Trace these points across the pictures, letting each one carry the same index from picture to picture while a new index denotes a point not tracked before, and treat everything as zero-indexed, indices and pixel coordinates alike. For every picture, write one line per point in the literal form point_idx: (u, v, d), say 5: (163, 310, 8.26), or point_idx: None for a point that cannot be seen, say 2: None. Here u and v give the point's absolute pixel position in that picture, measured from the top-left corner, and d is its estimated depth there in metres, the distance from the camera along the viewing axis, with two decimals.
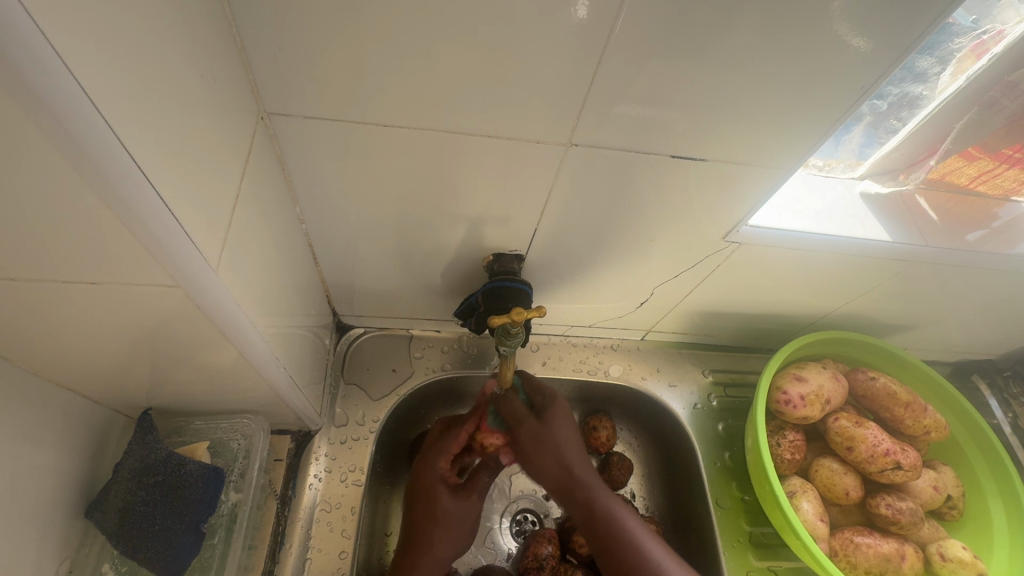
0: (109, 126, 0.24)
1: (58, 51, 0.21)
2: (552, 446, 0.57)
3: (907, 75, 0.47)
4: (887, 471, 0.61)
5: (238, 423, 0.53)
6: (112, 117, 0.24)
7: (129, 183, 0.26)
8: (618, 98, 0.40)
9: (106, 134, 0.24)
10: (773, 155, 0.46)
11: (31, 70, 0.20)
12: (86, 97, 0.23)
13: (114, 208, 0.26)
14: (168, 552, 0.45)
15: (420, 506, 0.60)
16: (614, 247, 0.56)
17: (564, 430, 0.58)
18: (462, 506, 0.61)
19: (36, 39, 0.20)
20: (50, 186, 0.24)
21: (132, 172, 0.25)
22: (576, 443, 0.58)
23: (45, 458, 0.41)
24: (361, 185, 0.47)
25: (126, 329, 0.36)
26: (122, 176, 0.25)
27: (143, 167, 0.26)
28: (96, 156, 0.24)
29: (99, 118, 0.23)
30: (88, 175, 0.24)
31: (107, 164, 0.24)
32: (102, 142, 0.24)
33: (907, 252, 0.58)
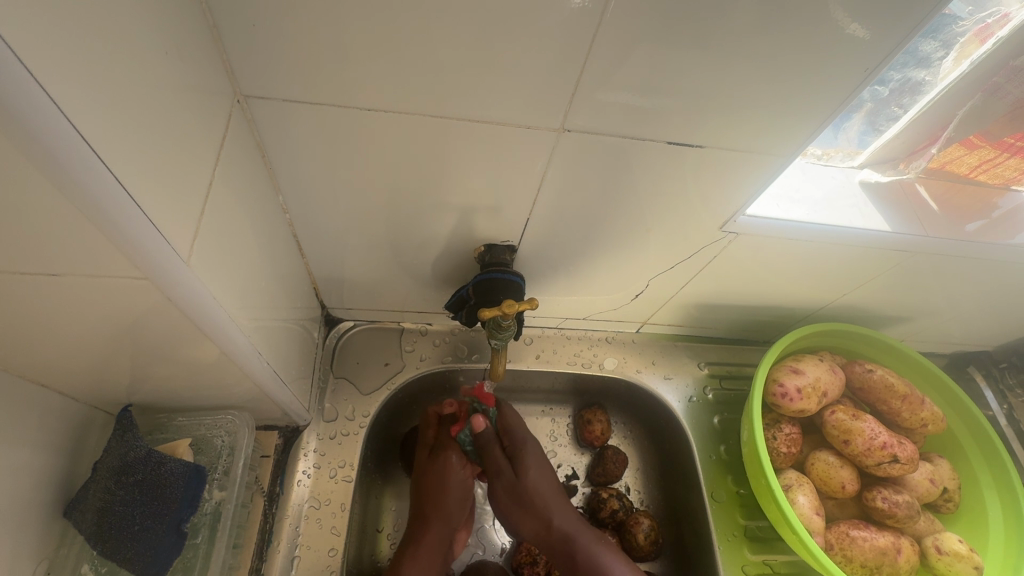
0: (60, 108, 0.22)
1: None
2: (533, 500, 0.59)
3: (910, 60, 0.46)
4: (883, 464, 0.61)
5: (222, 419, 0.52)
6: (68, 102, 0.22)
7: (84, 169, 0.23)
8: (611, 84, 0.38)
9: (52, 111, 0.21)
10: (773, 143, 0.45)
11: None
12: (30, 75, 0.20)
13: (74, 201, 0.24)
14: (149, 552, 0.44)
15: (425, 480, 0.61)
16: (609, 239, 0.55)
17: (539, 482, 0.60)
18: (440, 471, 0.61)
19: None
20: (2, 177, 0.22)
21: (86, 156, 0.23)
22: (551, 494, 0.60)
23: (19, 458, 0.40)
24: (346, 173, 0.45)
25: (97, 324, 0.34)
26: (82, 169, 0.23)
27: (105, 157, 0.24)
28: (48, 144, 0.22)
29: (51, 105, 0.21)
30: (46, 167, 0.23)
31: (59, 148, 0.22)
32: (51, 123, 0.22)
33: (907, 243, 0.57)
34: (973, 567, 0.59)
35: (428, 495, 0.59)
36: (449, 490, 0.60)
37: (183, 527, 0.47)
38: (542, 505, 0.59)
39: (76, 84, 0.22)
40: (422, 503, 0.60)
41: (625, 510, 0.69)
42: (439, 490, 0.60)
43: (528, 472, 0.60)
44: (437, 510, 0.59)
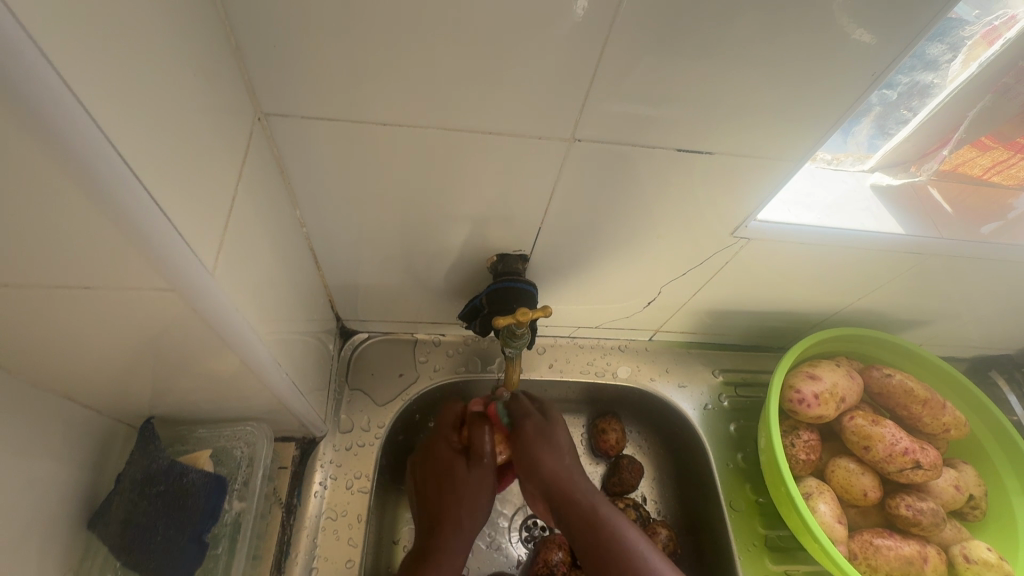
0: (105, 135, 0.23)
1: (52, 62, 0.20)
2: (550, 465, 0.60)
3: (917, 63, 0.46)
4: (906, 470, 0.59)
5: (241, 430, 0.52)
6: (109, 129, 0.23)
7: (119, 185, 0.24)
8: (621, 95, 0.39)
9: (100, 141, 0.23)
10: (782, 148, 0.45)
11: (27, 86, 0.20)
12: (69, 91, 0.21)
13: (115, 221, 0.26)
14: (170, 563, 0.44)
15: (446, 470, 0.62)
16: (620, 247, 0.55)
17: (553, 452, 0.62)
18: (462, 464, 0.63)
19: (34, 55, 0.20)
20: (44, 194, 0.23)
21: (128, 180, 0.25)
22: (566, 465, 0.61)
23: (45, 471, 0.41)
24: (362, 187, 0.46)
25: (123, 336, 0.35)
26: (124, 192, 0.25)
27: (143, 180, 0.26)
28: (97, 172, 0.23)
29: (101, 136, 0.23)
30: (89, 192, 0.24)
31: (97, 165, 0.23)
32: (99, 150, 0.23)
33: (922, 245, 0.57)
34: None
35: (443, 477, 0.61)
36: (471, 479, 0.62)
37: (204, 538, 0.47)
38: (560, 475, 0.60)
39: (109, 101, 0.23)
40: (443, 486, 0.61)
41: (642, 520, 0.68)
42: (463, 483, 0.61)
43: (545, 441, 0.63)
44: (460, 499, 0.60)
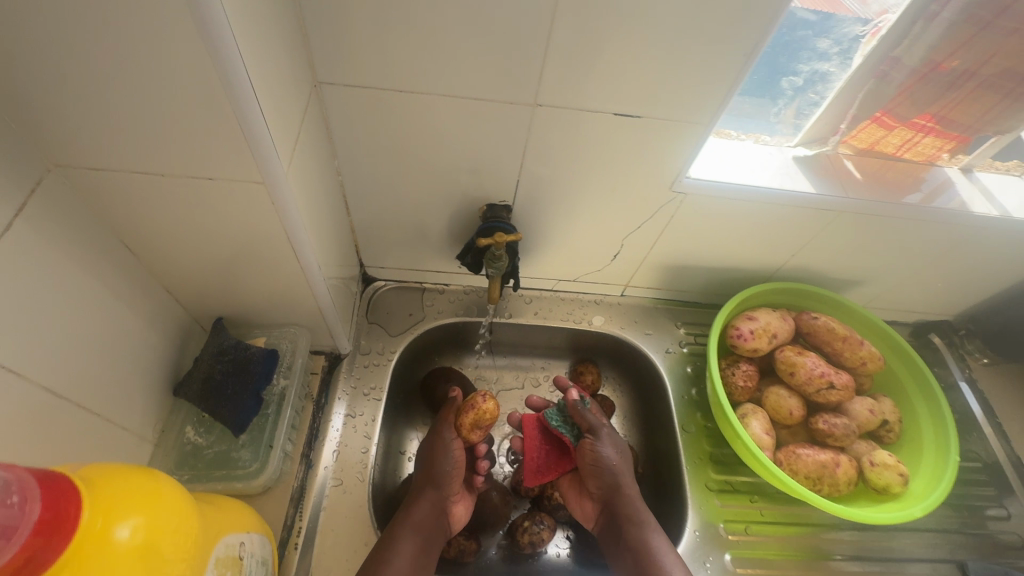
0: (251, 82, 0.38)
1: (233, 34, 0.35)
2: (599, 468, 0.71)
3: (812, 54, 0.61)
4: (822, 391, 0.71)
5: (286, 330, 0.66)
6: (252, 77, 0.38)
7: (243, 100, 0.38)
8: (571, 74, 0.52)
9: (247, 85, 0.37)
10: (689, 112, 0.56)
11: (221, 46, 0.35)
12: (237, 52, 0.36)
13: (246, 138, 0.40)
14: (235, 412, 0.57)
15: (434, 452, 0.71)
16: (585, 202, 0.69)
17: (609, 453, 0.72)
18: (449, 450, 0.71)
19: (224, 28, 0.34)
20: (195, 104, 0.38)
21: (257, 112, 0.39)
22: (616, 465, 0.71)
23: (150, 342, 0.57)
24: (382, 147, 0.60)
25: (216, 234, 0.51)
26: (255, 119, 0.39)
27: (264, 113, 0.40)
28: (243, 103, 0.38)
29: (248, 82, 0.37)
30: (237, 116, 0.39)
31: (235, 82, 0.37)
32: (246, 90, 0.37)
33: (830, 202, 0.69)
34: (901, 476, 0.67)
35: (431, 458, 0.70)
36: (454, 460, 0.70)
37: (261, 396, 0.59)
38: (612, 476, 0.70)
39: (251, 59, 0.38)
40: (429, 466, 0.70)
41: None
42: (444, 461, 0.70)
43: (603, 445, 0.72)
44: (440, 476, 0.69)
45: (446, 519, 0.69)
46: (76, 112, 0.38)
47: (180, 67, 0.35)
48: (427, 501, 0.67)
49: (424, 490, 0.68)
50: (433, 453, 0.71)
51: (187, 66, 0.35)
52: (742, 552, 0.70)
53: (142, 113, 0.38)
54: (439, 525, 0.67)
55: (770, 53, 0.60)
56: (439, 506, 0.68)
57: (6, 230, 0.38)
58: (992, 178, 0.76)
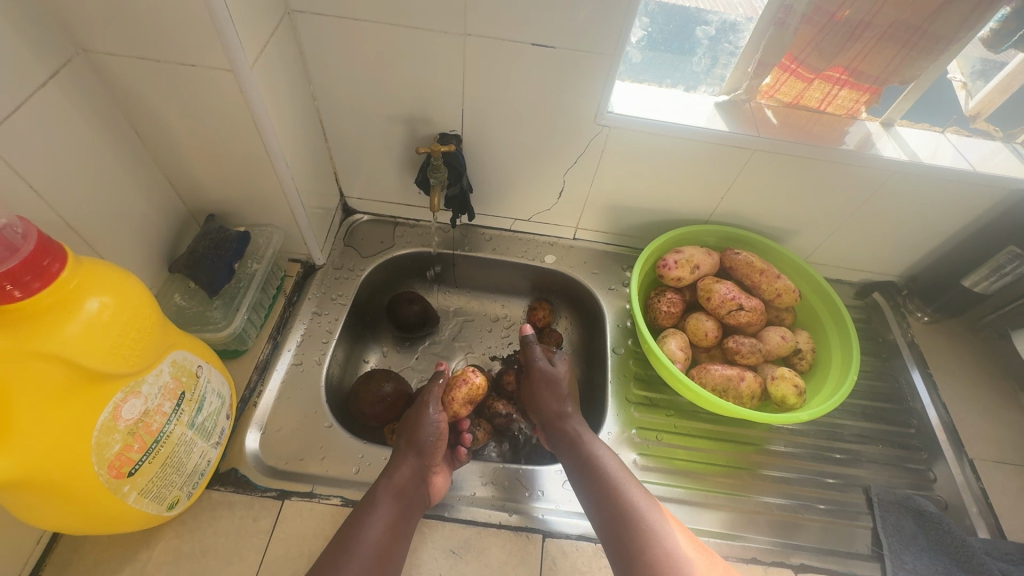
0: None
1: None
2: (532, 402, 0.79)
3: (717, 4, 0.72)
4: (733, 313, 0.78)
5: (265, 229, 0.79)
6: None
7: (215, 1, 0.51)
8: (493, 6, 0.63)
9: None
10: (596, 44, 0.67)
11: None
12: None
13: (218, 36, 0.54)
14: (211, 278, 0.70)
15: (416, 421, 0.73)
16: (525, 135, 0.80)
17: (544, 392, 0.78)
18: (428, 418, 0.73)
19: None
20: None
21: (224, 14, 0.52)
22: (549, 400, 0.78)
23: (152, 220, 0.71)
24: (348, 76, 0.73)
25: (204, 126, 0.64)
26: (223, 19, 0.52)
27: (232, 16, 0.53)
28: (213, 5, 0.51)
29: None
30: (210, 15, 0.52)
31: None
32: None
33: (743, 140, 0.76)
34: (797, 388, 0.74)
35: (410, 427, 0.73)
36: (433, 426, 0.72)
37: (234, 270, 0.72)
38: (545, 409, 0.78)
39: None
40: (410, 434, 0.72)
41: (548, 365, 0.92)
42: (421, 427, 0.72)
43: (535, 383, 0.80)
44: (421, 442, 0.70)
45: (427, 489, 0.67)
46: (97, 6, 0.52)
47: None
48: (407, 467, 0.67)
49: (403, 454, 0.69)
50: (415, 421, 0.73)
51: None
52: (651, 453, 0.77)
53: (143, 9, 0.52)
54: (424, 492, 0.67)
55: (678, 3, 0.72)
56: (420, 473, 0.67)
57: (39, 88, 0.52)
58: (912, 133, 0.81)
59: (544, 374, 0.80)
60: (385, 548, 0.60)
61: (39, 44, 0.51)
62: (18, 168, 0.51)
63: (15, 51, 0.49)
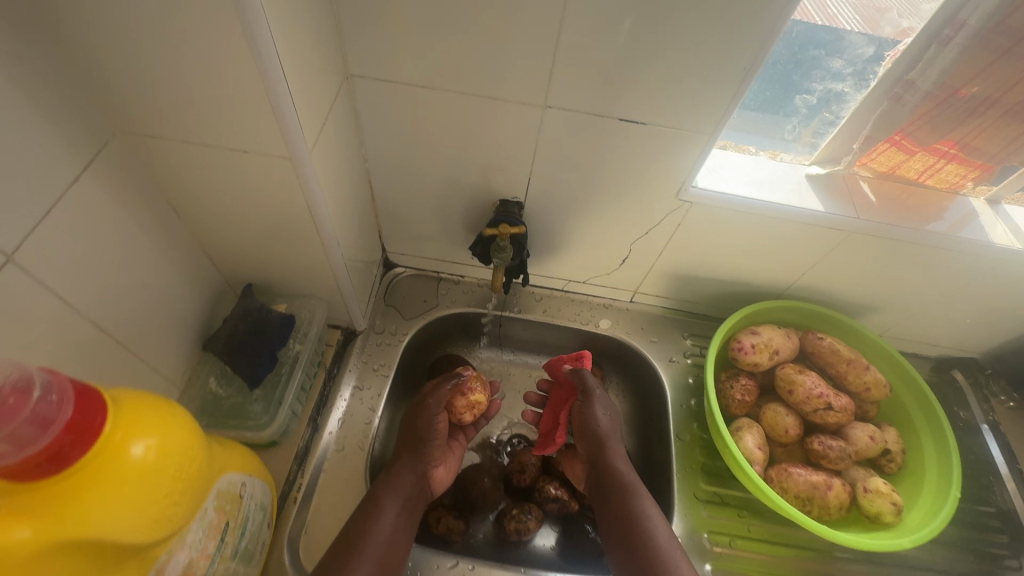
0: (284, 77, 0.44)
1: (271, 35, 0.41)
2: (584, 425, 0.71)
3: (826, 74, 0.62)
4: (820, 411, 0.71)
5: (307, 302, 0.73)
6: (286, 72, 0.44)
7: (278, 84, 0.43)
8: (585, 80, 0.56)
9: (280, 78, 0.43)
10: (695, 120, 0.58)
11: (261, 46, 0.41)
12: (275, 51, 0.42)
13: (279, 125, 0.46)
14: (253, 368, 0.63)
15: (415, 417, 0.71)
16: (595, 202, 0.72)
17: (601, 417, 0.71)
18: (429, 418, 0.70)
19: (265, 31, 0.40)
20: (239, 80, 0.43)
21: (287, 101, 0.45)
22: (609, 432, 0.70)
23: (185, 296, 0.63)
24: (408, 138, 0.66)
25: (248, 205, 0.57)
26: (285, 108, 0.45)
27: (295, 104, 0.46)
28: (277, 95, 0.44)
29: (281, 76, 0.43)
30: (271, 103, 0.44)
31: (269, 67, 0.42)
32: (279, 84, 0.43)
33: (842, 222, 0.68)
34: (894, 505, 0.66)
35: (409, 424, 0.71)
36: (434, 426, 0.70)
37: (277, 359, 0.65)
38: (585, 432, 0.71)
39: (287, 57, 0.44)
40: (408, 434, 0.70)
41: None
42: (422, 427, 0.69)
43: (591, 406, 0.72)
44: (418, 446, 0.68)
45: (428, 482, 0.68)
46: (141, 85, 0.44)
47: (228, 61, 0.42)
48: (405, 465, 0.66)
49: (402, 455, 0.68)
50: (414, 416, 0.71)
51: (232, 49, 0.41)
52: (723, 562, 0.70)
53: (193, 89, 0.44)
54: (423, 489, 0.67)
55: (779, 69, 0.62)
56: (420, 473, 0.67)
57: (72, 184, 0.45)
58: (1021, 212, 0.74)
59: (601, 399, 0.73)
60: (390, 544, 0.58)
61: (71, 132, 0.44)
62: (47, 279, 0.44)
63: (45, 148, 0.42)
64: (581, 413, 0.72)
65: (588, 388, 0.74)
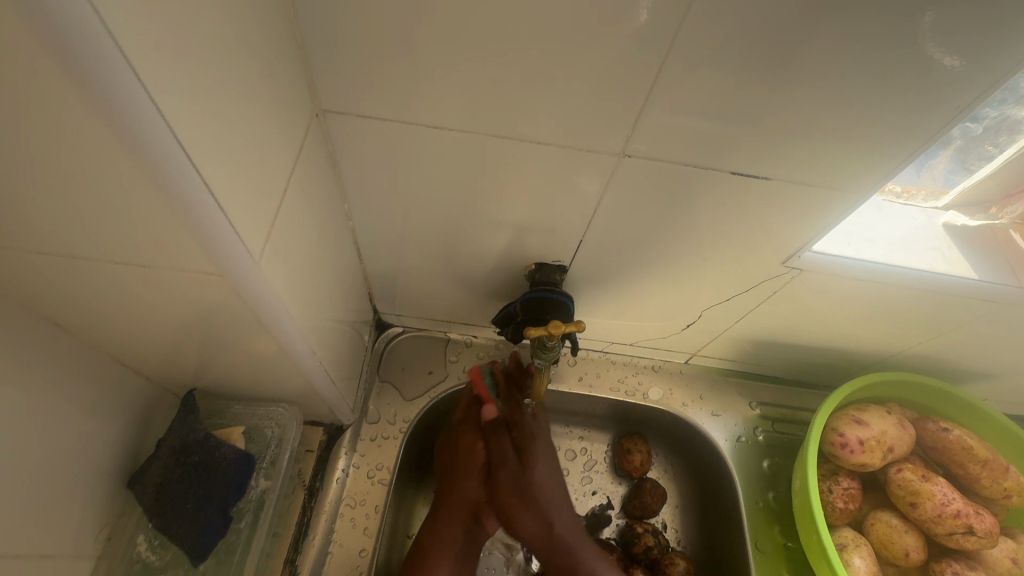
0: (171, 130, 0.24)
1: (128, 61, 0.21)
2: (534, 493, 0.57)
3: (1008, 96, 0.42)
4: (956, 535, 0.55)
5: (274, 411, 0.54)
6: (175, 122, 0.25)
7: (172, 167, 0.25)
8: (680, 112, 0.37)
9: (164, 135, 0.24)
10: (840, 178, 0.42)
11: (107, 87, 0.21)
12: (143, 88, 0.22)
13: (175, 210, 0.27)
14: (196, 532, 0.47)
15: (456, 450, 0.62)
16: (664, 265, 0.53)
17: (545, 477, 0.58)
18: (470, 454, 0.60)
19: (111, 53, 0.21)
20: (100, 168, 0.25)
21: (184, 168, 0.26)
22: (558, 501, 0.58)
23: (95, 428, 0.44)
24: (409, 188, 0.47)
25: (171, 315, 0.38)
26: (183, 181, 0.26)
27: (200, 170, 0.27)
28: (163, 163, 0.25)
29: (166, 131, 0.24)
30: (154, 177, 0.25)
31: (150, 142, 0.24)
32: (164, 144, 0.24)
33: (996, 292, 0.52)
34: None
35: (450, 463, 0.62)
36: (473, 470, 0.60)
37: (230, 512, 0.49)
38: (545, 505, 0.57)
39: (178, 96, 0.25)
40: (447, 475, 0.61)
41: (660, 548, 0.66)
42: (461, 466, 0.60)
43: (536, 468, 0.59)
44: (461, 490, 0.60)
45: (481, 527, 0.61)
46: None
47: (54, 119, 0.22)
48: (455, 516, 0.59)
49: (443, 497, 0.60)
50: (451, 447, 0.62)
51: (69, 121, 0.22)
52: None
53: (25, 188, 0.26)
54: (470, 539, 0.59)
55: None
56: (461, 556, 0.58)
57: None
58: None
59: (546, 448, 0.60)
60: None
61: None
62: None
63: None
64: (516, 482, 0.58)
65: (529, 435, 0.60)
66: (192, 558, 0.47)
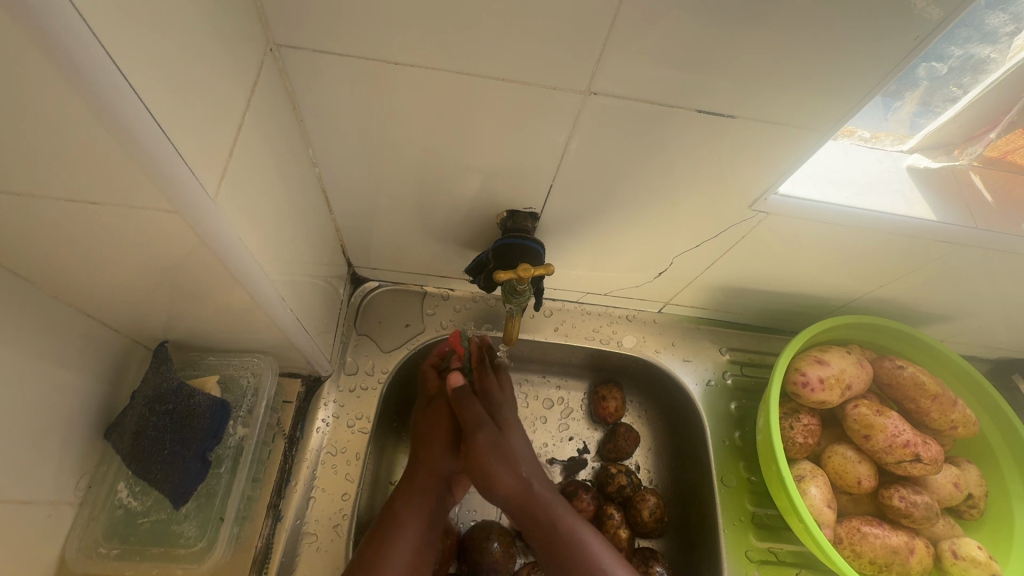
0: (109, 55, 0.23)
1: None
2: (511, 454, 0.58)
3: (974, 34, 0.42)
4: (904, 462, 0.59)
5: (248, 360, 0.55)
6: (114, 47, 0.23)
7: (111, 93, 0.24)
8: (643, 47, 0.37)
9: (103, 60, 0.23)
10: (810, 114, 0.42)
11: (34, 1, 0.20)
12: (74, 9, 0.21)
13: (124, 145, 0.26)
14: (176, 475, 0.47)
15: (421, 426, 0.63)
16: (634, 212, 0.54)
17: (520, 443, 0.60)
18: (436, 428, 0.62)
19: None
20: (26, 87, 0.23)
21: (128, 98, 0.25)
22: (529, 457, 0.60)
23: (66, 381, 0.44)
24: (373, 130, 0.45)
25: (129, 264, 0.37)
26: (128, 111, 0.25)
27: (147, 102, 0.26)
28: (105, 91, 0.24)
29: (105, 56, 0.23)
30: (96, 107, 0.24)
31: (89, 66, 0.23)
32: (105, 70, 0.23)
33: (953, 234, 0.53)
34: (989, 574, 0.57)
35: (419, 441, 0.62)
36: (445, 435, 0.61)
37: (208, 457, 0.50)
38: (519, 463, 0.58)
39: (118, 20, 0.23)
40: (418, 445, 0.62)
41: (632, 487, 0.69)
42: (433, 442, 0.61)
43: (510, 434, 0.60)
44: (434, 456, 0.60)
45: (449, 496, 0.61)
46: None
47: None
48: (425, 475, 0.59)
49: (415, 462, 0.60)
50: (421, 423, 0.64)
51: None
52: None
53: None
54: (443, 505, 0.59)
55: None
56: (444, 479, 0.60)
57: None
58: None
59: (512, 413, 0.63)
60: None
61: None
62: None
63: None
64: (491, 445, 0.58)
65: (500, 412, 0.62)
66: (174, 500, 0.48)
